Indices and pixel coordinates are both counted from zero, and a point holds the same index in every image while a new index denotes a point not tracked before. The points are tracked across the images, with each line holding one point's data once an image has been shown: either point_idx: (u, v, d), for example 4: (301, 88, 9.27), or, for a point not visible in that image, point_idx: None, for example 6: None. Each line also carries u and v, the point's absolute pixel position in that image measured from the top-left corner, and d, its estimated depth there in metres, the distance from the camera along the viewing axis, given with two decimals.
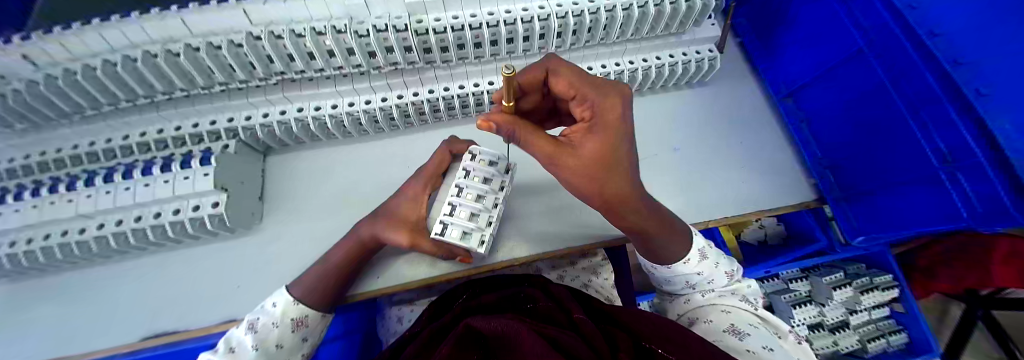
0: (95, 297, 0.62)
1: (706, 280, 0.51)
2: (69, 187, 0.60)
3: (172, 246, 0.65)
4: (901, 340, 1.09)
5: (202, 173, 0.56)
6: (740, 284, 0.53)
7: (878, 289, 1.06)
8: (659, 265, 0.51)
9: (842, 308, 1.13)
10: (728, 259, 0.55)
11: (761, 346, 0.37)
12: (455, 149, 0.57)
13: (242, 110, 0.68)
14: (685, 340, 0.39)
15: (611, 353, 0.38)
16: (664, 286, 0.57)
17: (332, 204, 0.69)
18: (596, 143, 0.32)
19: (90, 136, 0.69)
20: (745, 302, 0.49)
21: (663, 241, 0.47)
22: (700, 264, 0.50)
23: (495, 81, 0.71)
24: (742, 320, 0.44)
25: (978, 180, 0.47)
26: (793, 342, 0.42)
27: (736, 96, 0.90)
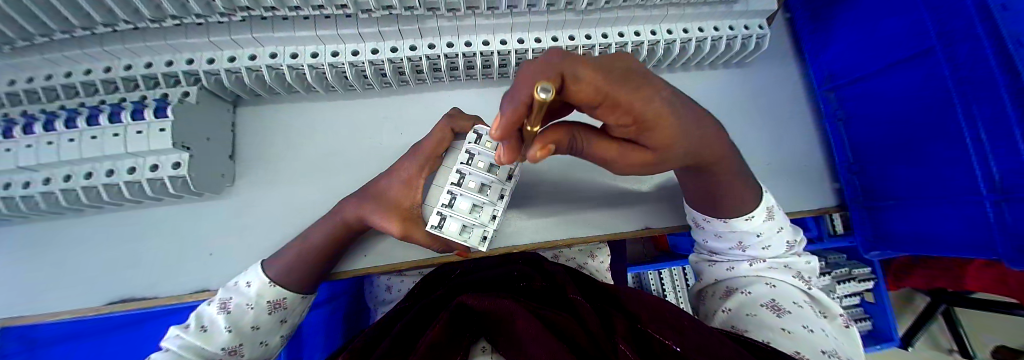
0: (56, 254, 0.57)
1: (761, 246, 0.48)
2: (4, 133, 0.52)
3: (134, 205, 0.58)
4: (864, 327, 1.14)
5: (157, 128, 0.47)
6: (794, 258, 0.49)
7: (855, 279, 1.09)
8: (716, 217, 0.48)
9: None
10: (790, 230, 0.50)
11: (800, 325, 0.37)
12: (457, 127, 0.48)
13: (202, 50, 0.56)
14: (681, 323, 0.38)
15: (608, 337, 0.37)
16: (707, 244, 0.54)
17: (314, 169, 0.61)
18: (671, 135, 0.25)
19: (21, 70, 0.58)
20: (797, 278, 0.47)
21: (731, 191, 0.44)
22: (763, 225, 0.47)
23: (508, 41, 0.59)
24: (786, 297, 0.43)
25: None
26: (840, 325, 0.41)
27: (778, 82, 0.78)
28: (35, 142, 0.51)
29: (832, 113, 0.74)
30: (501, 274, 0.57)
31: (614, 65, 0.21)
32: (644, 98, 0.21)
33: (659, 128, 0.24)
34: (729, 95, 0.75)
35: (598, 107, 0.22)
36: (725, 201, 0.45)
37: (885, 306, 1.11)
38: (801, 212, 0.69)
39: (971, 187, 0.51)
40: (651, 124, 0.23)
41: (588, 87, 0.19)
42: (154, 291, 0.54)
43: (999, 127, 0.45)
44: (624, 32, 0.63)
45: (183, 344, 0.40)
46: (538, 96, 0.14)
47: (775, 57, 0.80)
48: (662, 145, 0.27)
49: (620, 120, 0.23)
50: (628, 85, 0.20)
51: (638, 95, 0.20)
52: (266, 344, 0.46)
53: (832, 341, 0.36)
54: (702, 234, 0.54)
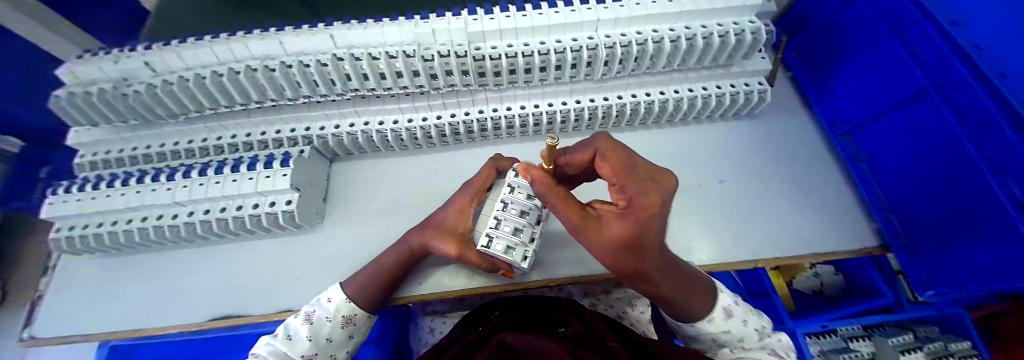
0: (186, 273, 0.73)
1: (736, 336, 0.46)
2: (174, 178, 0.72)
3: (246, 236, 0.74)
4: None
5: (281, 174, 0.65)
6: (770, 338, 0.48)
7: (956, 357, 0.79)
8: (682, 322, 0.47)
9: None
10: (757, 314, 0.50)
11: None
12: (501, 165, 0.61)
13: (316, 120, 0.76)
14: None
15: None
16: (686, 335, 0.52)
17: (382, 210, 0.75)
18: (624, 230, 0.33)
19: (190, 134, 0.83)
20: (774, 356, 0.45)
21: (690, 305, 0.44)
22: (727, 323, 0.46)
23: (541, 105, 0.75)
24: None
25: None
26: None
27: (789, 128, 0.85)
28: (193, 184, 0.70)
29: (851, 155, 0.77)
30: (541, 317, 0.59)
31: (642, 168, 0.35)
32: (638, 189, 0.33)
33: (639, 223, 0.32)
34: (742, 141, 0.82)
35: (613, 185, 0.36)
36: (688, 310, 0.44)
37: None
38: (840, 253, 0.68)
39: (992, 214, 0.50)
40: (636, 215, 0.32)
41: (606, 160, 0.35)
42: (246, 311, 0.65)
43: (998, 151, 0.47)
44: (636, 93, 0.75)
45: (273, 351, 0.47)
46: (548, 138, 0.33)
47: (784, 107, 0.88)
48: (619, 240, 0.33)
49: (618, 198, 0.35)
50: (640, 180, 0.34)
51: (637, 186, 0.33)
52: (332, 358, 0.53)
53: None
54: (680, 329, 0.52)
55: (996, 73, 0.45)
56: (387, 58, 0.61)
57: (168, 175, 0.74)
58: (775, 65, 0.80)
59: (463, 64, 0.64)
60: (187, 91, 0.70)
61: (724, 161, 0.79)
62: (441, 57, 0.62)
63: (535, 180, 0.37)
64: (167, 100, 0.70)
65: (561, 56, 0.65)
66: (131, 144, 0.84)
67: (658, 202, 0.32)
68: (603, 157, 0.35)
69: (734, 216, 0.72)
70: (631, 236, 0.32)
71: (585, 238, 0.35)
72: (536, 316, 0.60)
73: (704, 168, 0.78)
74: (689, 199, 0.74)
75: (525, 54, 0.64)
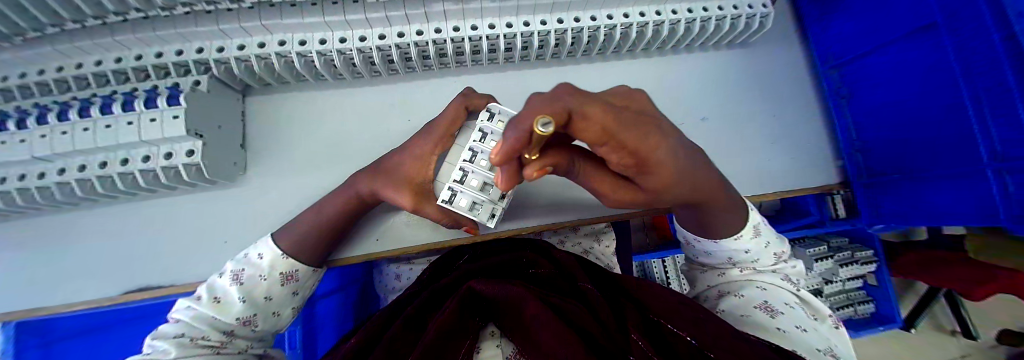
0: (77, 244, 0.58)
1: (753, 258, 0.47)
2: (17, 124, 0.53)
3: (148, 195, 0.59)
4: (868, 309, 1.14)
5: (170, 115, 0.48)
6: (784, 264, 0.49)
7: (856, 263, 1.08)
8: (708, 238, 0.46)
9: (818, 278, 1.14)
10: (779, 239, 0.50)
11: (794, 326, 0.37)
12: (471, 105, 0.50)
13: (211, 40, 0.57)
14: (695, 313, 0.37)
15: (620, 327, 0.37)
16: (698, 258, 0.53)
17: (323, 156, 0.62)
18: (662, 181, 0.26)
19: (32, 63, 0.59)
20: (786, 281, 0.46)
21: (720, 217, 0.41)
22: (751, 242, 0.46)
23: (513, 23, 0.60)
24: (778, 298, 0.42)
25: None
26: (831, 327, 0.40)
27: (782, 62, 0.78)
28: (47, 132, 0.51)
29: (834, 91, 0.74)
30: (508, 260, 0.55)
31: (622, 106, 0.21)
32: (639, 138, 0.20)
33: (660, 169, 0.23)
34: (734, 76, 0.75)
35: (599, 148, 0.22)
36: (714, 224, 0.43)
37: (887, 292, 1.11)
38: (805, 191, 0.70)
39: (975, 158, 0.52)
40: (650, 167, 0.23)
41: (594, 128, 0.19)
42: (171, 279, 0.56)
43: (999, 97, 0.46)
44: (628, 13, 0.63)
45: (195, 315, 0.40)
46: (538, 128, 0.16)
47: (778, 35, 0.80)
48: (658, 188, 0.27)
49: (622, 160, 0.23)
50: (635, 128, 0.20)
51: (639, 141, 0.20)
52: (279, 315, 0.47)
53: (823, 341, 0.35)
54: (692, 249, 0.52)
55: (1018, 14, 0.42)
56: None
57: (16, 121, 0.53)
58: None
59: None
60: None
61: (714, 99, 0.73)
62: None
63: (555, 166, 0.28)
64: None
65: None
66: None
67: (660, 146, 0.22)
68: (589, 122, 0.18)
69: (713, 154, 0.69)
70: (670, 183, 0.26)
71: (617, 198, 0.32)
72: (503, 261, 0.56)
73: (689, 103, 0.72)
74: None
75: None
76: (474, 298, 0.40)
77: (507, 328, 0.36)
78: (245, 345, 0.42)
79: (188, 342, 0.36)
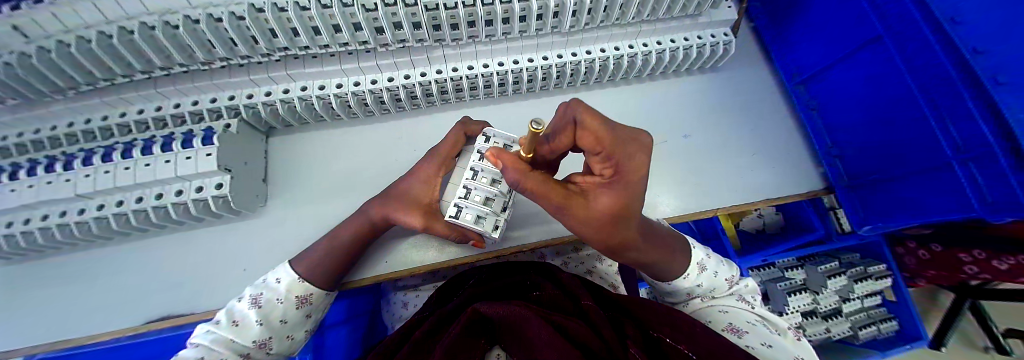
0: (105, 276, 0.63)
1: (708, 288, 0.50)
2: (65, 167, 0.59)
3: (174, 227, 0.64)
4: (891, 328, 1.11)
5: (204, 153, 0.54)
6: (740, 285, 0.53)
7: (872, 278, 1.07)
8: (661, 281, 0.50)
9: (836, 296, 1.14)
10: (728, 264, 0.54)
11: (758, 343, 0.40)
12: (469, 131, 0.56)
13: (242, 88, 0.65)
14: (691, 329, 0.40)
15: (620, 342, 0.40)
16: (665, 296, 0.56)
17: (336, 186, 0.68)
18: (614, 200, 0.29)
19: (80, 113, 0.67)
20: (743, 301, 0.50)
21: (666, 265, 0.45)
22: (699, 276, 0.49)
23: (505, 62, 0.68)
24: (740, 318, 0.45)
25: (992, 172, 0.47)
26: (794, 339, 0.43)
27: (753, 81, 0.85)
28: (92, 172, 0.58)
29: (804, 103, 0.80)
30: (513, 282, 0.59)
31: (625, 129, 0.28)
32: (626, 153, 0.27)
33: (631, 187, 0.29)
34: (710, 96, 0.81)
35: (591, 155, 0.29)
36: (664, 266, 0.45)
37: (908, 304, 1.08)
38: (788, 198, 0.74)
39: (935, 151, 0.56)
40: (625, 182, 0.28)
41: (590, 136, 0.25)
42: (190, 308, 0.59)
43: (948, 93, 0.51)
44: (605, 48, 0.71)
45: (215, 339, 0.42)
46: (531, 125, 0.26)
47: (747, 58, 0.88)
48: (611, 215, 0.30)
49: (603, 169, 0.30)
50: (625, 142, 0.27)
51: (622, 153, 0.27)
52: (291, 339, 0.49)
53: (786, 353, 0.39)
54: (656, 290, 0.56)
55: (949, 22, 0.48)
56: (320, 8, 0.50)
57: (63, 163, 0.59)
58: (741, 15, 0.77)
59: (413, 15, 0.55)
60: (74, 60, 0.55)
61: (693, 118, 0.79)
62: (387, 7, 0.52)
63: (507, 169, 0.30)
64: (31, 71, 0.55)
65: (524, 5, 0.58)
66: None
67: (639, 167, 0.28)
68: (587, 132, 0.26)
69: (698, 169, 0.74)
70: (621, 207, 0.29)
71: (569, 215, 0.31)
72: (507, 282, 0.59)
73: (670, 123, 0.78)
74: (656, 157, 0.74)
75: (485, 3, 0.56)
76: (481, 319, 0.42)
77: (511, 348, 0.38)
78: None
79: None
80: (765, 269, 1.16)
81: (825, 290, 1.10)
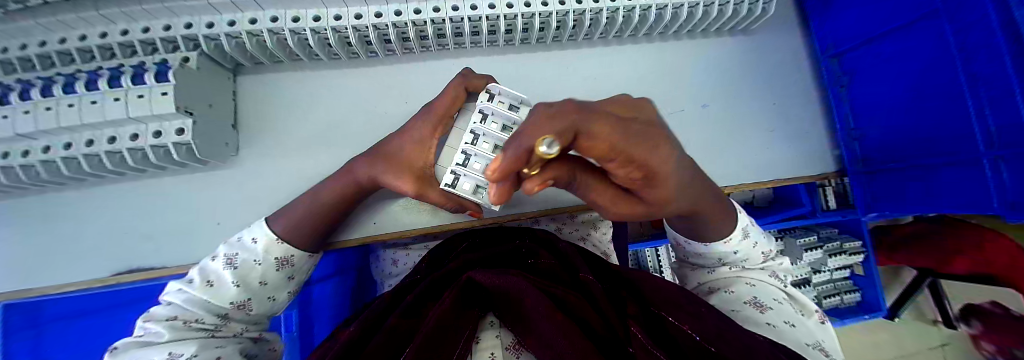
0: (66, 225, 0.57)
1: (741, 258, 0.48)
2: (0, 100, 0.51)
3: (137, 175, 0.58)
4: (854, 298, 1.17)
5: (158, 91, 0.46)
6: (772, 261, 0.51)
7: (846, 254, 1.11)
8: (698, 241, 0.46)
9: (807, 267, 1.18)
10: (766, 240, 0.51)
11: (783, 321, 0.38)
12: (471, 85, 0.49)
13: (200, 14, 0.54)
14: (697, 308, 0.37)
15: (620, 321, 0.37)
16: (688, 258, 0.53)
17: (318, 138, 0.61)
18: (667, 189, 0.24)
19: (12, 36, 0.56)
20: (773, 278, 0.48)
21: (712, 225, 0.42)
22: (739, 243, 0.46)
23: (514, 3, 0.58)
24: (767, 294, 0.43)
25: None
26: (817, 322, 0.41)
27: (784, 50, 0.77)
28: (30, 108, 0.49)
29: (834, 81, 0.74)
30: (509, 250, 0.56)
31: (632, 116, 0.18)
32: (653, 153, 0.18)
33: (666, 181, 0.22)
34: (737, 63, 0.74)
35: (605, 166, 0.19)
36: (710, 227, 0.43)
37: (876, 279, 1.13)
38: (798, 180, 0.71)
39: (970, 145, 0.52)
40: (658, 179, 0.21)
41: (603, 147, 0.16)
42: (164, 261, 0.55)
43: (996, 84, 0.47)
44: None
45: (188, 299, 0.39)
46: (543, 151, 0.14)
47: (782, 23, 0.79)
48: (662, 199, 0.26)
49: (629, 174, 0.20)
50: (645, 142, 0.17)
51: (650, 155, 0.17)
52: (274, 300, 0.46)
53: (810, 336, 0.37)
54: (683, 251, 0.53)
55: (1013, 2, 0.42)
56: None
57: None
58: None
59: None
60: None
61: (715, 86, 0.72)
62: None
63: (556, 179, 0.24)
64: None
65: None
66: None
67: (667, 161, 0.19)
68: (598, 140, 0.16)
69: (712, 142, 0.69)
70: (672, 190, 0.25)
71: (622, 207, 0.27)
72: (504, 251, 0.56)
73: (690, 90, 0.71)
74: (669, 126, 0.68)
75: None
76: (473, 289, 0.38)
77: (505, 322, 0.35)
78: (240, 328, 0.42)
79: (182, 325, 0.36)
80: None
81: (799, 260, 1.14)
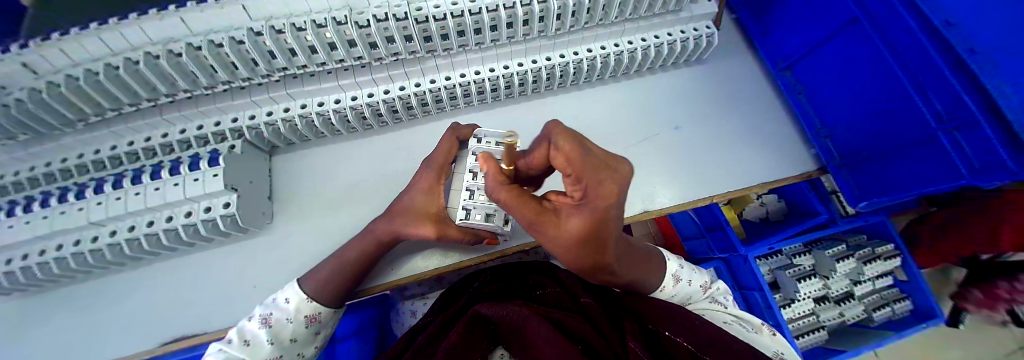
0: (120, 302, 0.64)
1: (688, 297, 0.60)
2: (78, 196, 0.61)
3: (185, 249, 0.66)
4: (905, 308, 1.14)
5: (211, 174, 0.56)
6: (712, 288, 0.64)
7: (880, 259, 1.10)
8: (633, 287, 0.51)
9: (847, 279, 1.18)
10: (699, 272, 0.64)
11: (742, 342, 0.49)
12: (461, 134, 0.58)
13: (244, 109, 0.67)
14: (691, 323, 0.42)
15: (621, 340, 0.41)
16: None
17: (339, 200, 0.69)
18: (582, 227, 0.25)
19: (91, 145, 0.68)
20: (716, 303, 0.61)
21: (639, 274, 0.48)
22: (677, 287, 0.58)
23: (495, 67, 0.70)
24: (719, 320, 0.56)
25: (979, 140, 0.47)
26: (766, 334, 0.54)
27: (738, 70, 0.87)
28: (105, 199, 0.59)
29: (791, 88, 0.81)
30: (517, 282, 0.60)
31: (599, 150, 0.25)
32: (598, 175, 0.23)
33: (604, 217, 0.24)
34: (699, 88, 0.83)
35: (568, 178, 0.27)
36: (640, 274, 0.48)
37: (923, 286, 1.10)
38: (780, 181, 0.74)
39: (919, 122, 0.56)
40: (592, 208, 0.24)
41: (559, 157, 0.25)
42: (202, 328, 0.60)
43: (925, 64, 0.50)
44: (591, 48, 0.73)
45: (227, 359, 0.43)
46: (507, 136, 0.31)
47: (731, 49, 0.90)
48: (571, 238, 0.27)
49: (575, 191, 0.27)
50: (593, 168, 0.23)
51: (593, 179, 0.23)
52: (303, 356, 0.52)
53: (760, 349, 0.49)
54: None
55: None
56: (315, 27, 0.53)
57: (75, 194, 0.61)
58: (720, 8, 0.79)
59: (404, 28, 0.57)
60: (84, 92, 0.57)
61: (685, 110, 0.80)
62: (378, 22, 0.55)
63: (488, 177, 0.33)
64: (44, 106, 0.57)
65: (510, 12, 0.60)
66: (9, 167, 0.68)
67: (618, 193, 0.23)
68: (555, 153, 0.25)
69: (692, 160, 0.75)
70: (589, 235, 0.25)
71: (542, 234, 0.30)
72: (513, 283, 0.61)
73: (662, 116, 0.79)
74: (650, 149, 0.76)
75: (473, 12, 0.58)
76: (482, 322, 0.43)
77: (512, 345, 0.40)
78: None
79: None
80: (772, 257, 1.23)
81: (834, 275, 1.15)
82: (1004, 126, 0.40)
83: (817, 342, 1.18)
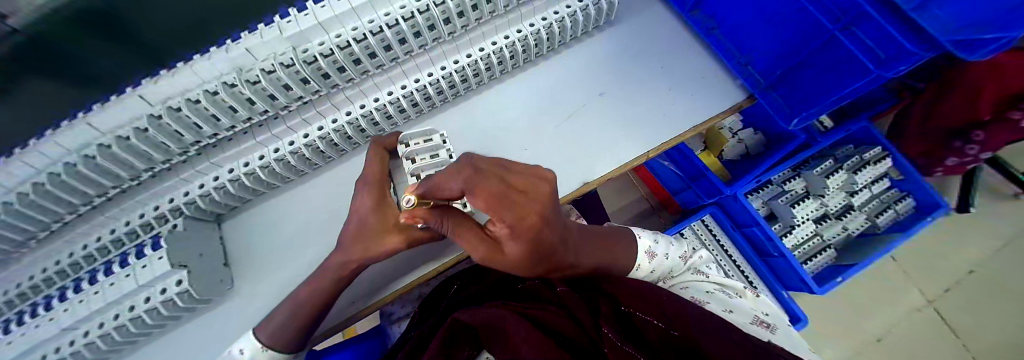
0: None
1: (669, 269, 0.63)
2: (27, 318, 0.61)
3: (161, 331, 0.69)
4: (908, 206, 1.16)
5: (157, 257, 0.58)
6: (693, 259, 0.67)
7: (870, 164, 1.13)
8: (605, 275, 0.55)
9: (843, 193, 1.18)
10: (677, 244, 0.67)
11: (721, 310, 0.53)
12: (387, 144, 0.63)
13: (180, 188, 0.69)
14: (658, 298, 0.46)
15: (596, 324, 0.44)
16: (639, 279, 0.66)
17: (294, 248, 0.72)
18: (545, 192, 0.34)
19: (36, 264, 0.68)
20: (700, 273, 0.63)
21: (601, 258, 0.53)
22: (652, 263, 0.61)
23: (405, 83, 0.70)
24: (699, 289, 0.59)
25: (879, 26, 0.48)
26: (745, 297, 0.57)
27: (657, 19, 0.83)
28: (52, 314, 0.59)
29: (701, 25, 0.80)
30: (493, 282, 0.64)
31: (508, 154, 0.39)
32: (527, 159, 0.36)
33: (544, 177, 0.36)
34: (616, 48, 0.82)
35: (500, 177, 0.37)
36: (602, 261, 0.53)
37: (919, 181, 1.11)
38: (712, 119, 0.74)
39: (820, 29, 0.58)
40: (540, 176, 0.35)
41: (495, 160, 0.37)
42: None
43: None
44: (495, 40, 0.71)
45: None
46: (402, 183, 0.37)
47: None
48: (541, 206, 0.33)
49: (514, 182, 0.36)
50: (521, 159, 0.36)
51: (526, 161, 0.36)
52: None
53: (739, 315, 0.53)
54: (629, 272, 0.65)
55: None
56: (210, 96, 0.56)
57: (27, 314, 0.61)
58: None
59: (296, 72, 0.60)
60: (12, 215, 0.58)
61: (608, 75, 0.80)
62: (269, 73, 0.58)
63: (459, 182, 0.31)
64: None
65: (396, 29, 0.61)
66: None
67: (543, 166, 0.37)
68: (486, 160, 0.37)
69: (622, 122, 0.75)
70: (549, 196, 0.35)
71: (519, 230, 0.32)
72: (491, 283, 0.65)
73: (585, 86, 0.79)
74: (580, 121, 0.76)
75: (358, 40, 0.60)
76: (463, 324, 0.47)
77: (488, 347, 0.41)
78: None
79: None
80: (761, 190, 1.24)
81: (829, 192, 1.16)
82: (928, 16, 0.41)
83: (826, 263, 1.19)
